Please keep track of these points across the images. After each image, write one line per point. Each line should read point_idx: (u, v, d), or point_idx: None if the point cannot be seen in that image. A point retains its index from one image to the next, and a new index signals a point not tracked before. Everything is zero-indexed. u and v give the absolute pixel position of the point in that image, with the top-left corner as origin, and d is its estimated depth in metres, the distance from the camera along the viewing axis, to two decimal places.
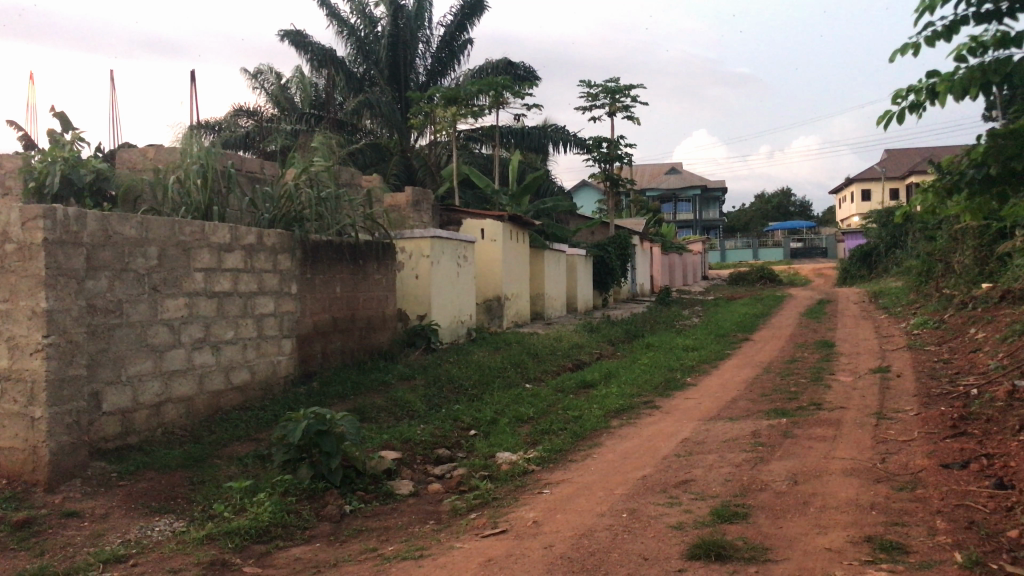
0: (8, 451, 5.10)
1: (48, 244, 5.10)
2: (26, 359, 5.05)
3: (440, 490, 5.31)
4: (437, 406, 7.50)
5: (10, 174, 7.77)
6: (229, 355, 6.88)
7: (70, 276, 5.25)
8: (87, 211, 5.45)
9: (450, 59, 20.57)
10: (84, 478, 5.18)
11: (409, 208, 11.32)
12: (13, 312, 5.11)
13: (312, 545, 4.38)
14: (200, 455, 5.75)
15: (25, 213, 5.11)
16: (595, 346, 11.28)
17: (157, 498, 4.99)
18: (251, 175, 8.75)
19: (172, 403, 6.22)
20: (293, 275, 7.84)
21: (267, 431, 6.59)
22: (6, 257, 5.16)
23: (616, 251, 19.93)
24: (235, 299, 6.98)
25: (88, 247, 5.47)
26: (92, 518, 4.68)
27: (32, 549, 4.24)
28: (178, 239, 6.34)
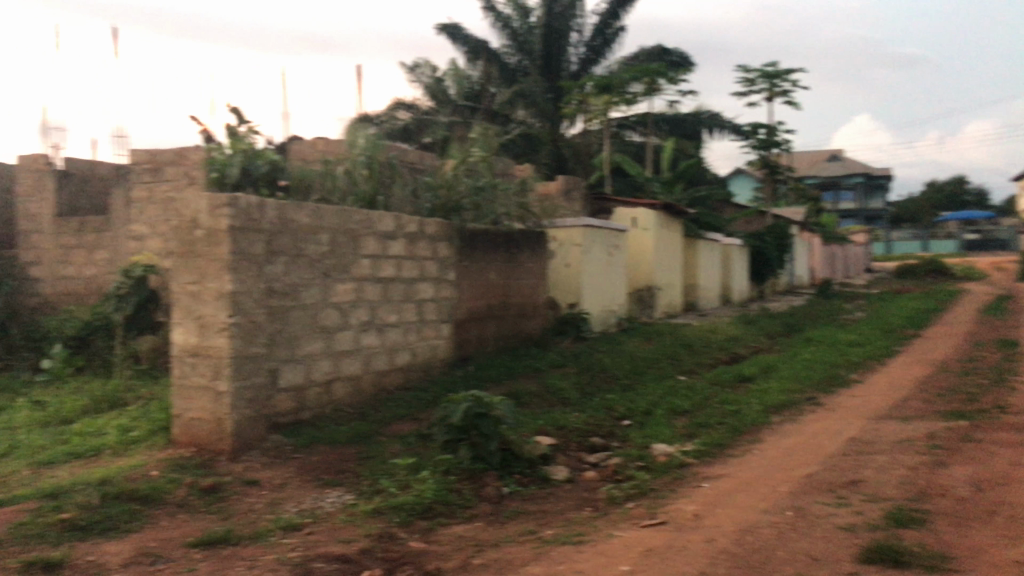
0: (196, 421, 5.50)
1: (232, 230, 5.47)
2: (214, 336, 5.45)
3: (596, 478, 5.31)
4: (590, 394, 7.52)
5: (196, 166, 8.43)
6: (392, 338, 7.16)
7: (250, 259, 5.62)
8: (266, 201, 5.80)
9: (603, 47, 20.46)
10: (262, 449, 5.56)
11: (561, 197, 11.39)
12: (201, 293, 5.51)
13: (472, 525, 4.50)
14: (366, 432, 6.03)
15: (213, 201, 5.50)
16: (752, 339, 10.96)
17: (328, 471, 5.27)
18: (412, 165, 9.05)
19: (340, 381, 6.54)
20: (452, 263, 8.06)
21: (427, 412, 6.81)
22: (195, 242, 5.56)
23: (774, 241, 19.25)
24: (399, 283, 7.26)
25: (268, 234, 5.82)
26: (271, 487, 5.00)
27: (219, 513, 4.60)
28: (347, 226, 6.64)
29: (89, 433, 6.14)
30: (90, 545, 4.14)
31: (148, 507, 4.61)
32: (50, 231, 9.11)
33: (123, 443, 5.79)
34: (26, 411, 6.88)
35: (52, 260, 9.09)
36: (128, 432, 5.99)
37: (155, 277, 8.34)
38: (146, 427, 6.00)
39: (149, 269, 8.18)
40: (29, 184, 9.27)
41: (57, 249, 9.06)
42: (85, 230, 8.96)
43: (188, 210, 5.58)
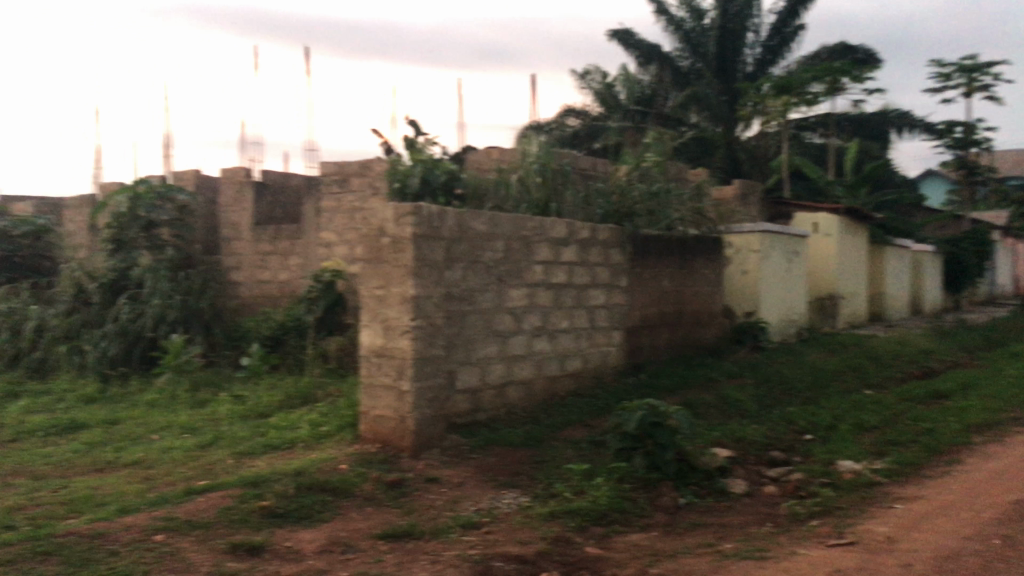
0: (381, 418, 5.77)
1: (416, 237, 5.71)
2: (397, 339, 5.71)
3: (777, 493, 5.12)
4: (768, 406, 7.26)
5: (379, 176, 8.81)
6: (565, 343, 7.23)
7: (431, 266, 5.84)
8: (447, 209, 6.00)
9: (781, 46, 19.78)
10: (441, 448, 5.76)
11: (737, 202, 11.08)
12: (387, 298, 5.78)
13: (648, 534, 4.46)
14: (540, 436, 6.11)
15: (398, 210, 5.76)
16: (947, 353, 10.21)
17: (504, 472, 5.38)
18: (585, 172, 9.08)
19: (514, 385, 6.67)
20: (624, 269, 8.04)
21: (600, 418, 6.82)
22: (381, 249, 5.84)
23: (971, 247, 17.85)
24: (572, 290, 7.32)
25: (448, 241, 6.02)
26: (449, 485, 5.17)
27: (403, 508, 4.81)
28: (522, 233, 6.77)
29: (285, 426, 6.58)
30: (288, 532, 4.43)
31: (339, 498, 4.89)
32: (250, 239, 9.85)
33: (314, 437, 6.17)
34: (229, 404, 7.46)
35: (252, 265, 9.82)
36: (318, 427, 6.38)
37: (342, 282, 8.83)
38: (335, 423, 6.36)
39: (336, 274, 8.73)
40: (232, 196, 10.06)
41: (256, 256, 9.78)
42: (280, 237, 9.62)
43: (375, 218, 5.87)
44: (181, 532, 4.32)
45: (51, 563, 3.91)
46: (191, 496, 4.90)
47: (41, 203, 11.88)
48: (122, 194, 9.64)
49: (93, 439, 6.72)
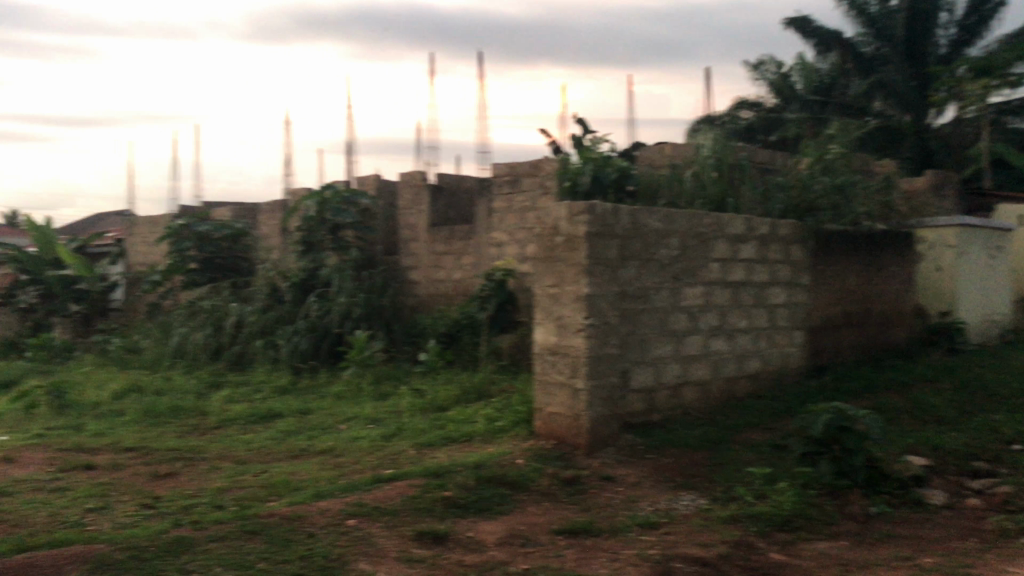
0: (556, 415, 5.83)
1: (589, 236, 5.71)
2: (572, 337, 5.74)
3: (981, 507, 4.75)
4: (969, 413, 6.74)
5: (549, 176, 8.81)
6: (743, 343, 7.02)
7: (605, 264, 5.83)
8: (621, 207, 5.96)
9: (979, 26, 18.29)
10: (616, 447, 5.75)
11: (930, 194, 10.34)
12: (561, 296, 5.83)
13: (837, 543, 4.26)
14: (718, 438, 5.97)
15: (572, 209, 5.78)
16: None
17: (681, 473, 5.31)
18: (762, 166, 8.76)
19: (690, 385, 6.55)
20: (805, 267, 7.71)
21: (780, 421, 6.57)
22: (555, 247, 5.88)
23: None
24: (749, 288, 7.10)
25: (622, 239, 5.98)
26: (626, 484, 5.15)
27: (579, 504, 4.85)
28: (698, 230, 6.63)
29: (461, 420, 6.78)
30: (469, 522, 4.57)
31: (517, 492, 4.98)
32: (426, 239, 10.18)
33: (491, 431, 6.32)
34: (408, 398, 7.78)
35: (428, 265, 10.15)
36: (494, 422, 6.53)
37: (515, 280, 8.99)
38: (510, 418, 6.48)
39: (508, 272, 8.89)
40: (409, 198, 10.42)
41: (432, 256, 10.10)
42: (454, 238, 9.87)
43: (548, 217, 5.92)
44: (371, 518, 4.55)
45: (256, 541, 4.22)
46: (378, 484, 5.15)
47: (239, 209, 12.81)
48: (311, 199, 10.28)
49: (287, 428, 7.20)
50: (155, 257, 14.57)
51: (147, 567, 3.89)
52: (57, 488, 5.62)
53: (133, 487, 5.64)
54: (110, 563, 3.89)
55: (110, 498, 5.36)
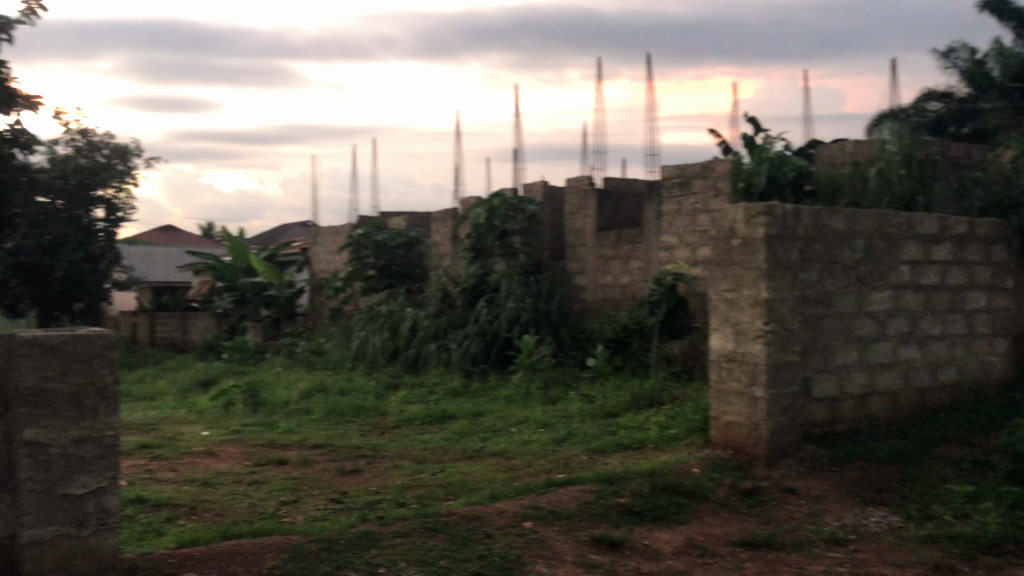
0: (732, 424, 5.66)
1: (768, 238, 5.51)
2: (750, 343, 5.56)
3: None
4: None
5: (721, 177, 8.53)
6: (937, 351, 6.56)
7: (786, 268, 5.61)
8: (802, 208, 5.71)
9: None
10: (797, 458, 5.52)
11: None
12: (738, 301, 5.66)
13: None
14: (910, 452, 5.61)
15: (749, 211, 5.60)
16: None
17: (870, 488, 5.03)
18: (957, 161, 8.14)
19: (878, 395, 6.19)
20: (1008, 269, 7.10)
21: (981, 436, 6.09)
22: (732, 251, 5.72)
23: None
24: (944, 292, 6.62)
25: (803, 241, 5.73)
26: (810, 497, 4.94)
27: (760, 516, 4.69)
28: (886, 230, 6.25)
29: (634, 427, 6.72)
30: (646, 530, 4.52)
31: (693, 502, 4.88)
32: (593, 244, 10.13)
33: (664, 439, 6.23)
34: (578, 403, 7.79)
35: (595, 269, 10.11)
36: (667, 429, 6.43)
37: (686, 285, 8.83)
38: (684, 426, 6.36)
39: (678, 277, 8.72)
40: (576, 203, 10.42)
41: (599, 260, 10.04)
42: (621, 242, 9.78)
43: (724, 220, 5.77)
44: (547, 521, 4.59)
45: (438, 539, 4.36)
46: (552, 488, 5.18)
47: (413, 217, 13.27)
48: (482, 207, 10.53)
49: (461, 430, 7.39)
50: (335, 264, 15.35)
51: (338, 559, 4.10)
52: (255, 480, 6.04)
53: (322, 482, 5.97)
54: (305, 553, 4.13)
55: (302, 492, 5.70)
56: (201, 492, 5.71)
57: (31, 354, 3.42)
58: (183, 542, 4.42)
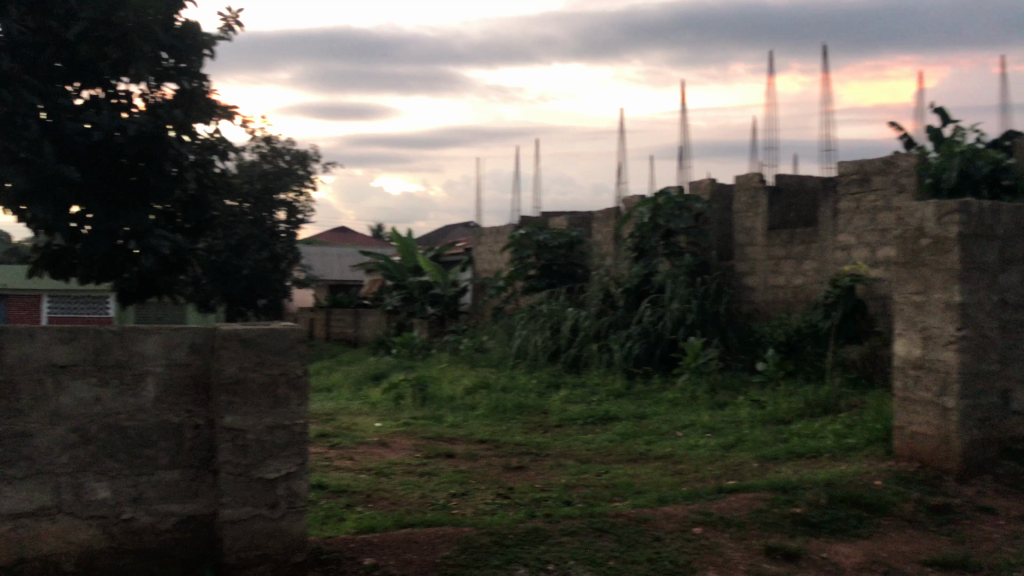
0: (919, 435, 5.31)
1: (962, 237, 5.13)
2: (940, 350, 5.20)
3: None
4: None
5: (904, 172, 8.01)
6: None
7: (982, 269, 5.20)
8: (1001, 205, 5.28)
9: None
10: (993, 475, 5.14)
11: None
12: (927, 304, 5.30)
13: None
14: None
15: (940, 209, 5.23)
16: None
17: None
18: None
19: None
20: None
21: None
22: (920, 251, 5.37)
23: None
24: None
25: (1002, 241, 5.30)
26: (1009, 518, 4.64)
27: (952, 535, 4.42)
28: None
29: (808, 435, 6.46)
30: (824, 542, 4.33)
31: (876, 516, 4.63)
32: (763, 244, 9.78)
33: (841, 448, 5.94)
34: (747, 409, 7.56)
35: (764, 270, 9.75)
36: (844, 438, 6.14)
37: (864, 287, 8.38)
38: (864, 436, 6.04)
39: (856, 279, 8.28)
40: (745, 202, 10.09)
41: (769, 261, 9.68)
42: (793, 241, 9.39)
43: (912, 218, 5.42)
44: (718, 527, 4.48)
45: (606, 540, 4.35)
46: (722, 494, 5.05)
47: (575, 217, 13.29)
48: (645, 206, 10.49)
49: (625, 431, 7.34)
50: (498, 264, 15.62)
51: (508, 553, 4.17)
52: (425, 472, 6.26)
53: (489, 477, 6.10)
54: (476, 546, 4.23)
55: (470, 485, 5.84)
56: (375, 481, 5.98)
57: (232, 346, 3.68)
58: (361, 528, 4.63)
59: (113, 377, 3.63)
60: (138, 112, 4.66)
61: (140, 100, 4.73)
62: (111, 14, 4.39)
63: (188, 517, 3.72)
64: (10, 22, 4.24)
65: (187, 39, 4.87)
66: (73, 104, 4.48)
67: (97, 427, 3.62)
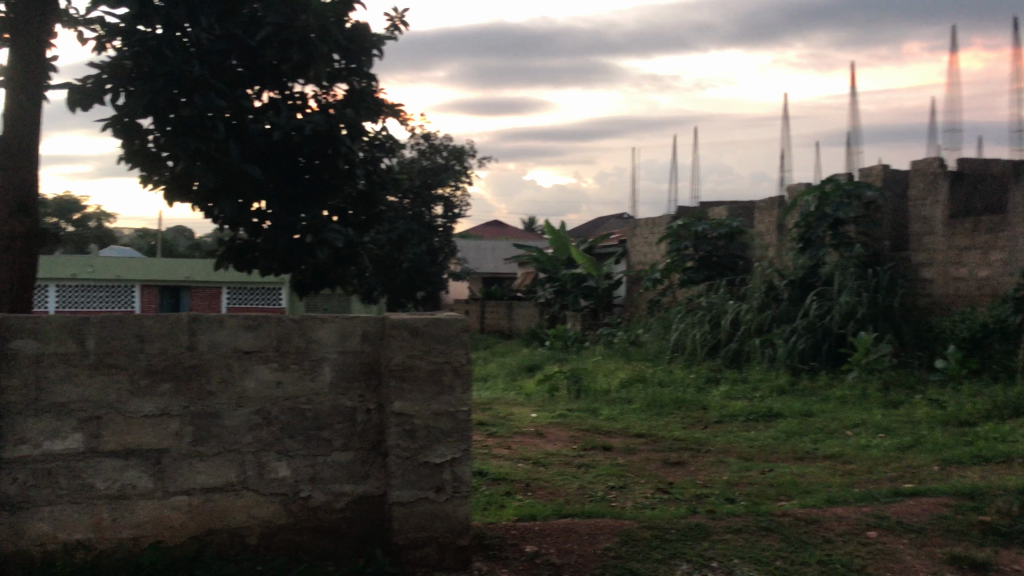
0: None
1: None
2: None
3: None
4: None
5: None
6: None
7: None
8: None
9: None
10: None
11: None
12: None
13: None
14: None
15: None
16: None
17: None
18: None
19: None
20: None
21: None
22: None
23: None
24: None
25: None
26: None
27: None
28: None
29: (995, 438, 5.99)
30: (1017, 553, 4.00)
31: None
32: (943, 233, 9.13)
33: None
34: (925, 409, 7.10)
35: (944, 261, 9.12)
36: None
37: None
38: None
39: None
40: (922, 188, 9.47)
41: (950, 251, 9.03)
42: (978, 230, 8.73)
43: None
44: (895, 532, 4.24)
45: (773, 539, 4.21)
46: (899, 498, 4.76)
47: (735, 207, 12.91)
48: (811, 195, 10.03)
49: (790, 429, 7.07)
50: (654, 256, 15.38)
51: (669, 548, 4.11)
52: (583, 463, 6.27)
53: (648, 471, 6.03)
54: (638, 539, 4.19)
55: (628, 478, 5.80)
56: (534, 470, 6.05)
57: (401, 334, 3.80)
58: (522, 516, 4.70)
59: (292, 363, 3.82)
60: (311, 112, 4.91)
61: (314, 101, 4.98)
62: (294, 19, 4.64)
63: (360, 497, 3.89)
64: (201, 30, 4.54)
65: (358, 39, 5.07)
66: (254, 106, 4.77)
67: (278, 409, 3.81)
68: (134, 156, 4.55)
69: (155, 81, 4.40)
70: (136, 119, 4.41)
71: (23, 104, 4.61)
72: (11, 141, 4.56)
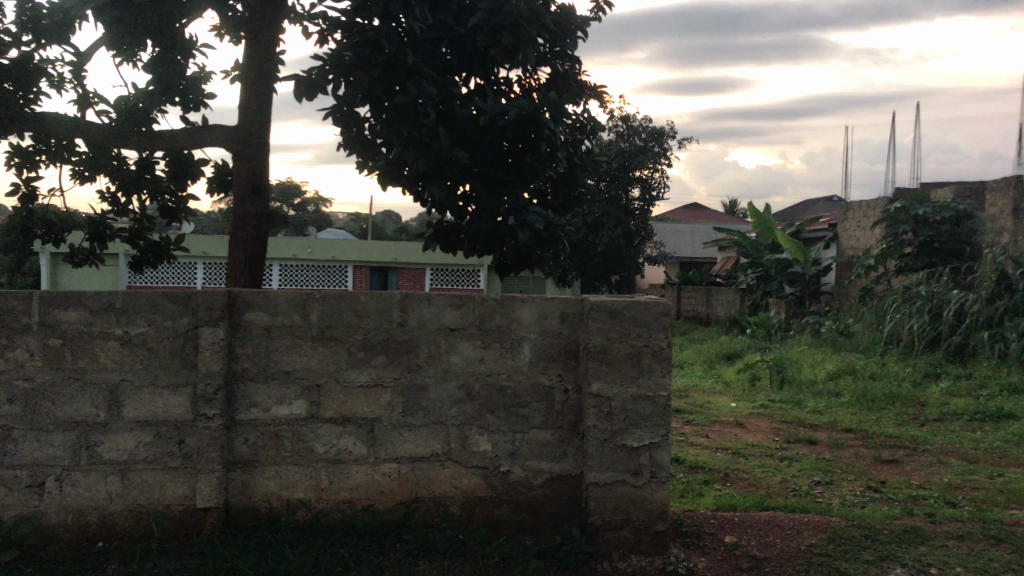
0: None
1: None
2: None
3: None
4: None
5: None
6: None
7: None
8: None
9: None
10: None
11: None
12: None
13: None
14: None
15: None
16: None
17: None
18: None
19: None
20: None
21: None
22: None
23: None
24: None
25: None
26: None
27: None
28: None
29: None
30: None
31: None
32: None
33: None
34: None
35: None
36: None
37: None
38: None
39: None
40: None
41: None
42: None
43: None
44: None
45: (1003, 549, 3.85)
46: None
47: (962, 189, 11.87)
48: None
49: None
50: (867, 241, 14.44)
51: (882, 550, 3.86)
52: (786, 456, 6.01)
53: (857, 467, 5.69)
54: (846, 538, 3.97)
55: (835, 475, 5.49)
56: (733, 460, 5.88)
57: (600, 316, 3.79)
58: (721, 506, 4.58)
59: (494, 341, 3.93)
60: (515, 97, 5.00)
61: (517, 87, 5.07)
62: (504, 3, 4.73)
63: (558, 475, 3.95)
64: (414, 19, 4.74)
65: (563, 23, 5.10)
66: (461, 92, 4.92)
67: (481, 385, 3.93)
68: (351, 142, 4.82)
69: (372, 71, 4.65)
70: (354, 107, 4.68)
71: (256, 95, 5.00)
72: (246, 130, 4.96)
